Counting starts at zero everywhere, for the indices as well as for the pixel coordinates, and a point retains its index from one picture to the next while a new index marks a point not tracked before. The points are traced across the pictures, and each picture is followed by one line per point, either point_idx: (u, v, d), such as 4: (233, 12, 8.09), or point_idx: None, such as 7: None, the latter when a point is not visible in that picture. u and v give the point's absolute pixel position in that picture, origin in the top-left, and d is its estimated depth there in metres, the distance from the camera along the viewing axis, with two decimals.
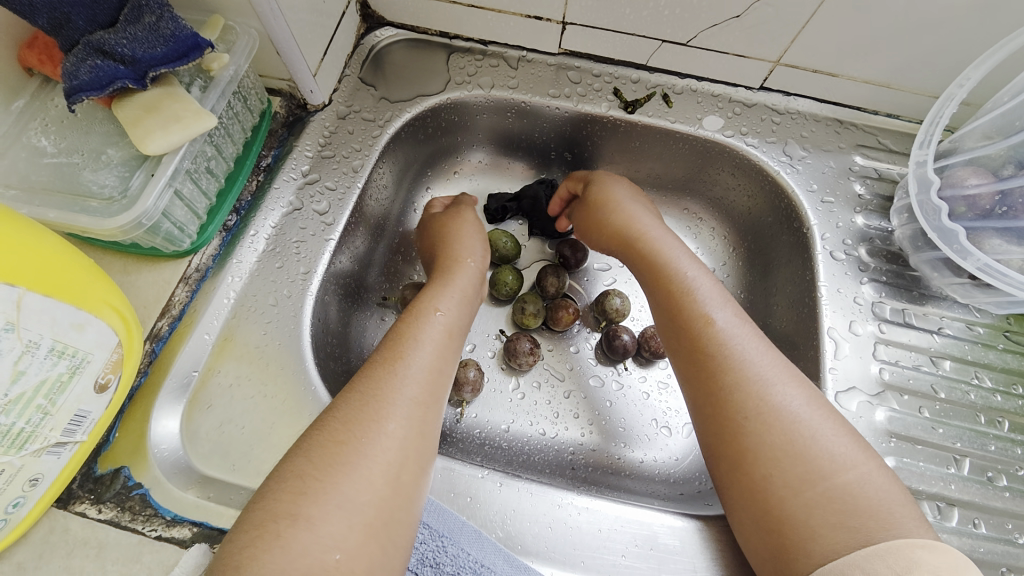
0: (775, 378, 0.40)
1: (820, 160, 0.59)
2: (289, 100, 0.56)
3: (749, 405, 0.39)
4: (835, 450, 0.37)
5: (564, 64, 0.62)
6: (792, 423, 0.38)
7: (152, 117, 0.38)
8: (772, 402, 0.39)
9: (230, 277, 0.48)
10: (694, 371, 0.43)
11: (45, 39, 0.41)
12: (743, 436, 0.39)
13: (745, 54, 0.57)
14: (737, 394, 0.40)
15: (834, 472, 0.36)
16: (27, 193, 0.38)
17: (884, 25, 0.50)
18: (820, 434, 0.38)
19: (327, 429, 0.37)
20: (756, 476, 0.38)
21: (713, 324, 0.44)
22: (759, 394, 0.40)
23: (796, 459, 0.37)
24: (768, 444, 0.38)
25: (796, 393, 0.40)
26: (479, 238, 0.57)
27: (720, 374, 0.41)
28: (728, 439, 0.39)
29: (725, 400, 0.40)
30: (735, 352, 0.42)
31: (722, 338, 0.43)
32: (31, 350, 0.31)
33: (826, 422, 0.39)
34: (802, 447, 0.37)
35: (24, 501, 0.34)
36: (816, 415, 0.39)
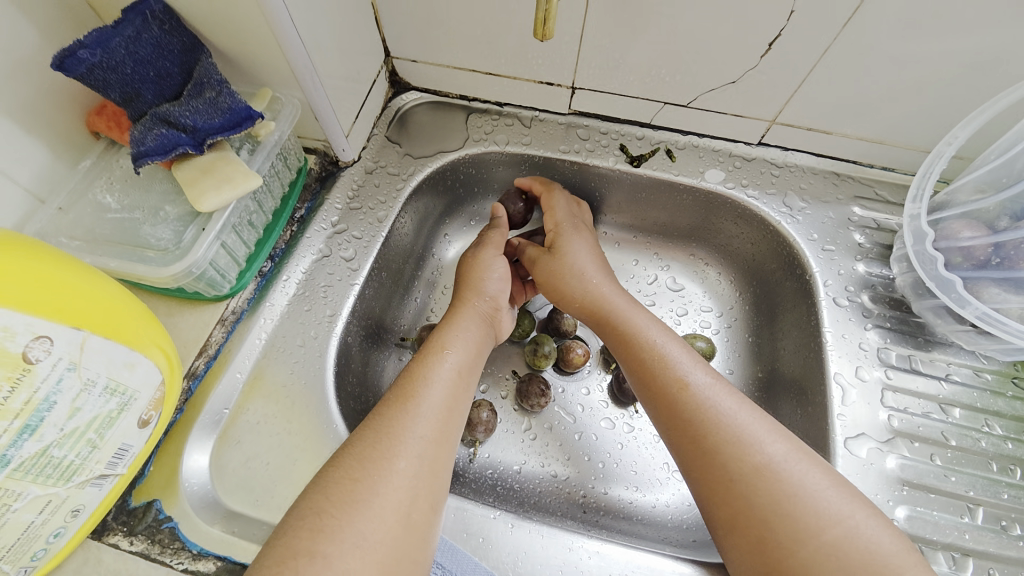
0: (756, 434, 0.41)
1: (819, 210, 0.62)
2: (322, 158, 0.61)
3: (731, 465, 0.40)
4: (822, 507, 0.37)
5: (574, 123, 0.68)
6: (778, 478, 0.39)
7: (207, 177, 0.43)
8: (754, 460, 0.40)
9: (262, 319, 0.51)
10: (676, 436, 0.44)
11: (112, 108, 0.47)
12: (729, 496, 0.40)
13: (743, 114, 0.61)
14: (719, 456, 0.41)
15: (822, 529, 0.37)
16: (90, 244, 0.43)
17: (871, 89, 0.54)
18: (807, 488, 0.38)
19: (342, 467, 0.39)
20: (752, 534, 0.38)
21: (686, 387, 0.45)
22: (741, 454, 0.40)
23: (785, 519, 0.37)
24: (757, 505, 0.38)
25: (777, 446, 0.41)
26: (500, 275, 0.60)
27: (700, 437, 0.42)
28: (714, 499, 0.41)
29: (710, 462, 0.41)
30: (711, 411, 0.43)
31: (698, 399, 0.44)
32: (88, 388, 0.34)
33: (813, 473, 0.39)
34: (787, 505, 0.38)
35: (64, 531, 0.36)
36: (800, 469, 0.39)
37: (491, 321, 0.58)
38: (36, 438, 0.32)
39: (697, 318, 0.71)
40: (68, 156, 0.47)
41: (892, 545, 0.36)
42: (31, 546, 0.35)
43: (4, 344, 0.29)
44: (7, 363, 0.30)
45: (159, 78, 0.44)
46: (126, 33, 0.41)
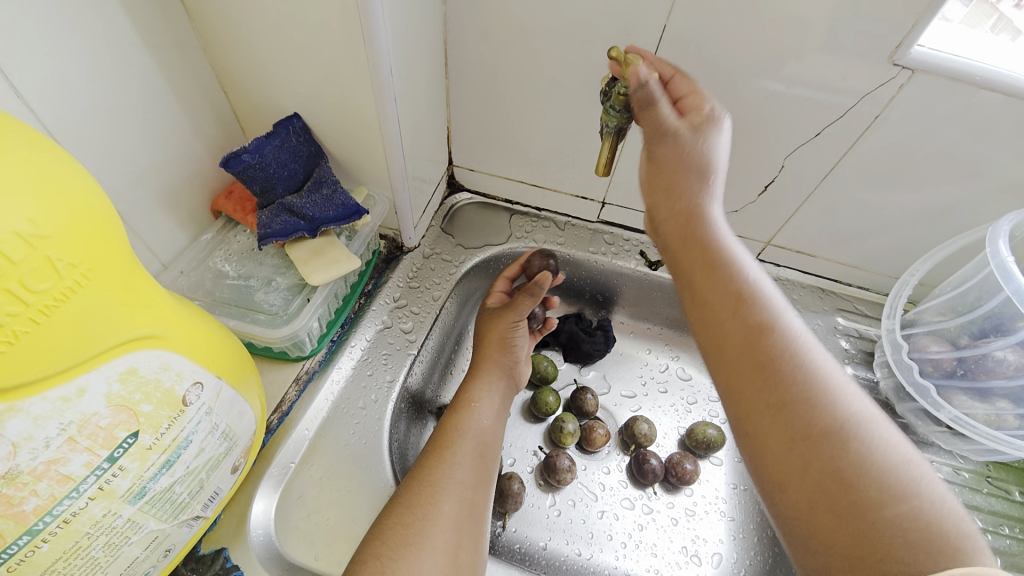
0: (839, 387, 0.37)
1: (809, 318, 0.73)
2: (390, 243, 0.71)
3: (785, 358, 0.38)
4: (889, 459, 0.33)
5: (600, 229, 0.80)
6: (852, 433, 0.34)
7: (317, 258, 0.52)
8: (792, 332, 0.39)
9: (331, 380, 0.57)
10: (730, 351, 0.40)
11: (239, 194, 0.56)
12: (773, 356, 0.38)
13: (743, 235, 0.74)
14: (776, 355, 0.38)
15: (899, 490, 0.32)
16: (208, 303, 0.50)
17: (846, 224, 0.67)
18: (877, 443, 0.34)
19: (394, 514, 0.44)
20: (804, 450, 0.35)
21: (752, 303, 0.41)
22: (801, 362, 0.38)
23: (847, 468, 0.33)
24: (809, 419, 0.35)
25: (870, 416, 0.36)
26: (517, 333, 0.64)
27: (775, 387, 0.37)
28: (765, 435, 0.37)
29: (778, 402, 0.37)
30: (792, 368, 0.37)
31: (783, 339, 0.38)
32: (213, 431, 0.39)
33: (892, 432, 0.35)
34: (858, 461, 0.33)
35: (151, 571, 0.38)
36: (889, 443, 0.34)
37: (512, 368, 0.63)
38: (170, 474, 0.36)
39: (705, 407, 0.78)
40: (192, 229, 0.55)
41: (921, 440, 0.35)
42: None
43: (174, 387, 0.35)
44: (172, 404, 0.35)
45: (289, 176, 0.54)
46: (275, 142, 0.52)
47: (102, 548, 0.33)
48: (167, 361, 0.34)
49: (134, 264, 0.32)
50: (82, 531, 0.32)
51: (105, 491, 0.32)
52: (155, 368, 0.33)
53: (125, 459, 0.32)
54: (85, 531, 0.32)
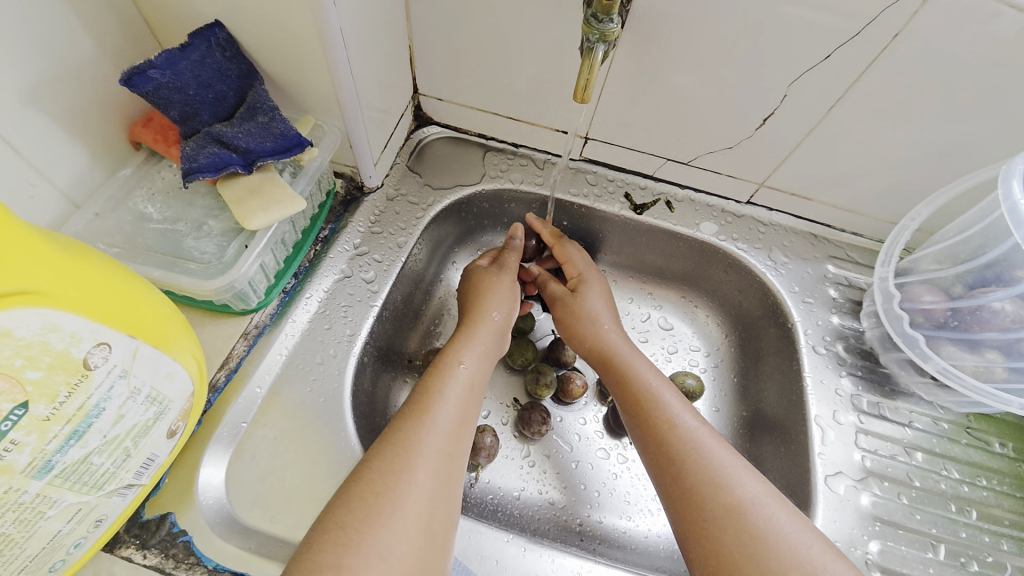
0: (734, 476, 0.45)
1: (799, 266, 0.69)
2: (349, 182, 0.63)
3: (709, 507, 0.44)
4: (789, 547, 0.41)
5: (583, 169, 0.73)
6: (752, 518, 0.42)
7: (255, 198, 0.45)
8: (730, 500, 0.44)
9: (284, 334, 0.52)
10: (659, 457, 0.48)
11: (159, 122, 0.48)
12: (704, 525, 0.43)
13: (736, 175, 0.68)
14: (692, 482, 0.45)
15: (788, 565, 0.40)
16: (129, 252, 0.43)
17: (847, 163, 0.62)
18: (776, 528, 0.42)
19: (362, 482, 0.41)
20: (724, 571, 0.41)
21: (676, 428, 0.49)
22: (717, 485, 0.45)
23: (755, 555, 0.41)
24: (729, 542, 0.42)
25: (753, 483, 0.45)
26: (510, 300, 0.61)
27: (711, 519, 0.43)
28: (692, 536, 0.44)
29: (690, 500, 0.45)
30: (715, 491, 0.44)
31: (686, 442, 0.48)
32: (134, 396, 0.34)
33: (780, 509, 0.43)
34: (758, 545, 0.41)
35: (83, 542, 0.35)
36: (774, 505, 0.44)
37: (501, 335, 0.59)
38: (82, 445, 0.32)
39: (685, 356, 0.76)
40: (108, 164, 0.47)
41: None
42: (52, 557, 0.34)
43: (70, 350, 0.30)
44: (69, 369, 0.30)
45: (216, 100, 0.46)
46: (193, 57, 0.43)
47: (9, 525, 0.30)
48: (54, 321, 0.29)
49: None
50: None
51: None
52: (38, 329, 0.28)
53: (15, 433, 0.28)
54: None
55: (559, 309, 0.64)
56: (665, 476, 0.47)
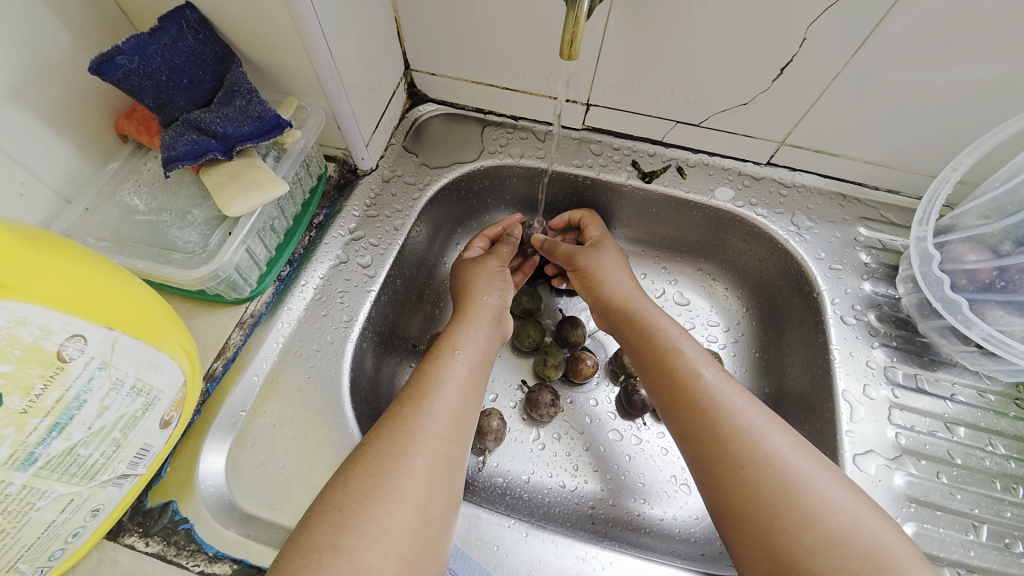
0: (761, 427, 0.41)
1: (826, 230, 0.64)
2: (342, 165, 0.62)
3: (743, 456, 0.40)
4: (827, 496, 0.37)
5: (587, 138, 0.69)
6: (784, 471, 0.39)
7: (235, 183, 0.45)
8: (764, 449, 0.40)
9: (280, 322, 0.52)
10: (683, 418, 0.44)
11: (142, 112, 0.47)
12: (737, 480, 0.39)
13: (753, 134, 0.63)
14: (722, 434, 0.41)
15: (828, 516, 0.36)
16: (117, 245, 0.44)
17: (879, 113, 0.56)
18: (812, 478, 0.38)
19: (360, 464, 0.39)
20: (760, 527, 0.37)
21: (702, 380, 0.45)
22: (751, 443, 0.40)
23: (794, 505, 0.37)
24: (765, 493, 0.38)
25: (783, 438, 0.41)
26: (500, 282, 0.59)
27: (738, 471, 0.40)
28: (723, 492, 0.40)
29: (724, 453, 0.41)
30: (747, 448, 0.40)
31: (711, 394, 0.44)
32: (117, 387, 0.34)
33: (812, 464, 0.39)
34: (796, 494, 0.37)
35: (82, 531, 0.36)
36: (804, 460, 0.40)
37: (499, 318, 0.56)
38: (65, 437, 0.32)
39: (703, 332, 0.72)
40: (96, 158, 0.47)
41: (893, 537, 0.36)
42: (50, 545, 0.34)
43: (41, 342, 0.30)
44: (42, 362, 0.30)
45: (192, 85, 0.45)
46: (163, 41, 0.42)
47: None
48: (20, 314, 0.29)
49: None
50: None
51: None
52: (2, 323, 0.28)
53: None
54: None
55: (581, 255, 0.60)
56: (690, 432, 0.43)
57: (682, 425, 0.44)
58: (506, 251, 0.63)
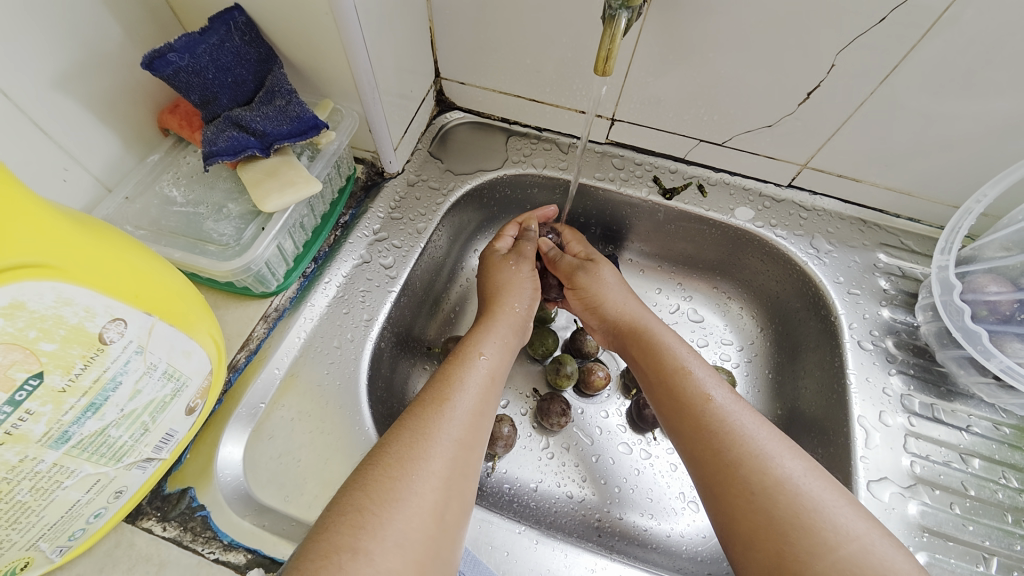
0: (772, 450, 0.42)
1: (845, 255, 0.64)
2: (369, 168, 0.63)
3: (753, 478, 0.40)
4: (839, 522, 0.37)
5: (610, 152, 0.70)
6: (794, 494, 0.39)
7: (271, 180, 0.46)
8: (775, 474, 0.40)
9: (303, 318, 0.53)
10: (693, 437, 0.44)
11: (185, 108, 0.49)
12: (746, 502, 0.39)
13: (776, 156, 0.63)
14: (732, 455, 0.42)
15: (840, 543, 0.36)
16: (153, 234, 0.45)
17: (903, 142, 0.56)
18: (825, 505, 0.38)
19: (380, 466, 0.38)
20: (770, 549, 0.37)
21: (711, 401, 0.45)
22: (762, 466, 0.40)
23: (805, 531, 0.37)
24: (778, 517, 0.38)
25: (795, 461, 0.41)
26: (530, 289, 0.59)
27: (748, 494, 0.40)
28: (730, 513, 0.40)
29: (734, 476, 0.41)
30: (758, 472, 0.40)
31: (720, 415, 0.44)
32: (150, 371, 0.35)
33: (824, 489, 0.39)
34: (807, 520, 0.37)
35: (104, 512, 0.37)
36: (815, 484, 0.40)
37: (522, 329, 0.56)
38: (98, 417, 0.33)
39: (717, 350, 0.72)
40: (138, 149, 0.49)
41: (905, 565, 0.36)
42: (72, 525, 0.35)
43: (85, 324, 0.31)
44: (85, 342, 0.31)
45: (236, 83, 0.46)
46: (211, 40, 0.43)
47: (29, 492, 0.31)
48: (67, 295, 0.29)
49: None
50: None
51: (14, 436, 0.29)
52: (51, 302, 0.29)
53: (31, 403, 0.29)
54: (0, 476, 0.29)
55: (581, 276, 0.60)
56: (700, 452, 0.43)
57: (691, 443, 0.44)
58: (531, 251, 0.62)
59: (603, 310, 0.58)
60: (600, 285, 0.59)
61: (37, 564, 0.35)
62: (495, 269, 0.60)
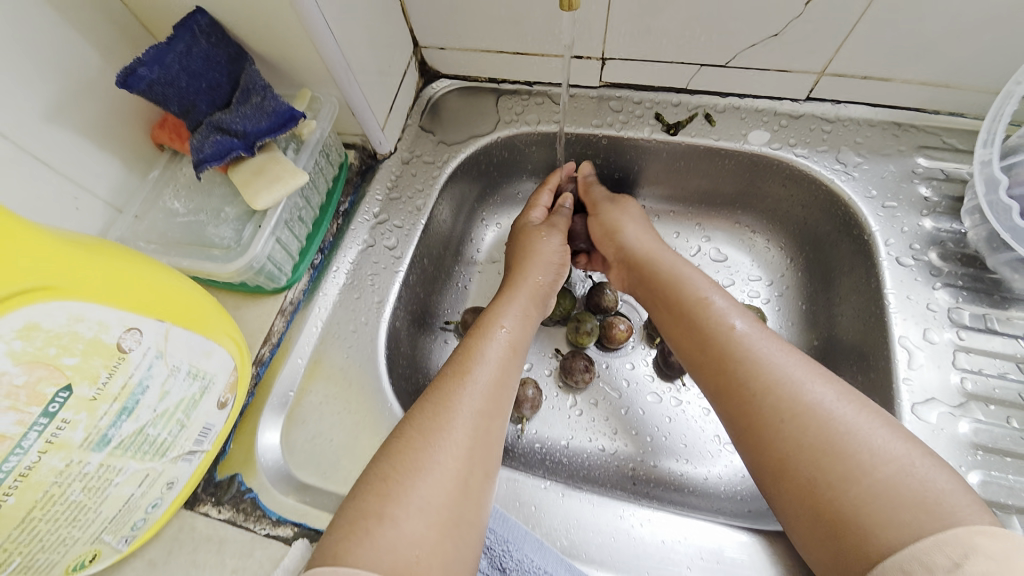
0: (800, 380, 0.39)
1: (877, 165, 0.58)
2: (362, 151, 0.63)
3: (781, 411, 0.38)
4: (876, 445, 0.35)
5: (606, 95, 0.65)
6: (826, 424, 0.37)
7: (259, 178, 0.47)
8: (798, 410, 0.38)
9: (318, 307, 0.55)
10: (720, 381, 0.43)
11: (173, 120, 0.50)
12: (774, 435, 0.38)
13: (789, 68, 0.57)
14: (762, 391, 0.40)
15: (875, 467, 0.34)
16: (163, 246, 0.47)
17: (935, 25, 0.49)
18: (859, 428, 0.36)
19: (403, 437, 0.40)
20: (801, 481, 0.36)
21: (735, 332, 0.44)
22: (791, 397, 0.39)
23: (838, 457, 0.35)
24: (806, 447, 0.36)
25: (825, 389, 0.39)
26: (556, 264, 0.58)
27: (779, 428, 0.38)
28: (759, 448, 0.39)
29: (759, 410, 0.39)
30: (787, 406, 0.38)
31: (736, 359, 0.42)
32: (174, 372, 0.38)
33: (861, 415, 0.37)
34: (840, 446, 0.36)
35: (160, 501, 0.41)
36: (849, 411, 0.37)
37: (543, 296, 0.56)
38: (133, 419, 0.36)
39: (745, 288, 0.68)
40: (139, 167, 0.51)
41: (947, 484, 0.33)
42: (133, 515, 0.39)
43: (101, 336, 0.33)
44: (105, 353, 0.33)
45: (211, 88, 0.47)
46: (179, 48, 0.44)
47: (82, 491, 0.34)
48: (78, 312, 0.32)
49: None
50: (48, 481, 0.32)
51: (57, 443, 0.32)
52: (64, 321, 0.31)
53: (65, 412, 0.32)
54: (52, 481, 0.33)
55: (605, 205, 0.62)
56: (724, 388, 0.42)
57: (714, 380, 0.43)
58: (563, 222, 0.62)
59: (621, 237, 0.58)
60: (623, 216, 0.59)
61: (105, 555, 0.39)
62: (524, 237, 0.60)
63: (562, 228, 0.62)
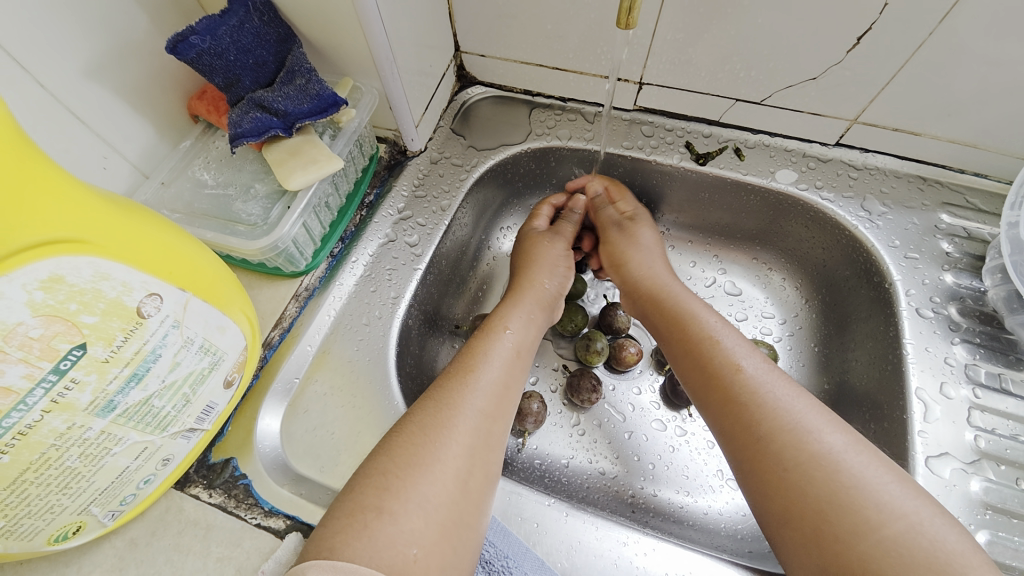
0: (813, 424, 0.39)
1: (902, 216, 0.59)
2: (392, 147, 0.63)
3: (787, 452, 0.38)
4: (885, 500, 0.34)
5: (638, 119, 0.66)
6: (836, 471, 0.36)
7: (294, 159, 0.47)
8: (811, 449, 0.37)
9: (332, 297, 0.54)
10: (729, 417, 0.42)
11: (213, 93, 0.50)
12: (779, 473, 0.38)
13: (822, 112, 0.58)
14: (770, 433, 0.39)
15: (882, 523, 0.33)
16: (188, 216, 0.47)
17: (970, 87, 0.50)
18: (867, 481, 0.35)
19: (404, 433, 0.38)
20: (806, 527, 0.35)
21: (742, 372, 0.43)
22: (797, 441, 0.38)
23: (842, 509, 0.34)
24: (813, 495, 0.36)
25: (836, 435, 0.38)
26: (562, 268, 0.58)
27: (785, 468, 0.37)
28: (762, 490, 0.38)
29: (764, 449, 0.39)
30: (795, 447, 0.38)
31: (754, 384, 0.42)
32: (187, 345, 0.36)
33: (870, 466, 0.36)
34: (845, 499, 0.35)
35: (153, 478, 0.39)
36: (858, 460, 0.37)
37: (551, 301, 0.56)
38: (141, 388, 0.34)
39: (757, 324, 0.68)
40: (171, 136, 0.50)
41: (958, 544, 0.32)
42: (124, 490, 0.37)
43: (123, 298, 0.32)
44: (123, 316, 0.32)
45: (257, 65, 0.47)
46: (232, 22, 0.44)
47: (78, 458, 0.33)
48: (104, 270, 0.31)
49: (20, 149, 0.28)
50: (47, 443, 0.31)
51: (62, 404, 0.31)
52: (89, 277, 0.30)
53: (76, 372, 0.31)
54: (51, 443, 0.31)
55: (614, 232, 0.61)
56: (731, 425, 0.42)
57: (721, 414, 0.43)
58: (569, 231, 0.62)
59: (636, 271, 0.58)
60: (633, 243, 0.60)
61: (90, 528, 0.37)
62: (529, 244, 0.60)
63: (568, 236, 0.62)
